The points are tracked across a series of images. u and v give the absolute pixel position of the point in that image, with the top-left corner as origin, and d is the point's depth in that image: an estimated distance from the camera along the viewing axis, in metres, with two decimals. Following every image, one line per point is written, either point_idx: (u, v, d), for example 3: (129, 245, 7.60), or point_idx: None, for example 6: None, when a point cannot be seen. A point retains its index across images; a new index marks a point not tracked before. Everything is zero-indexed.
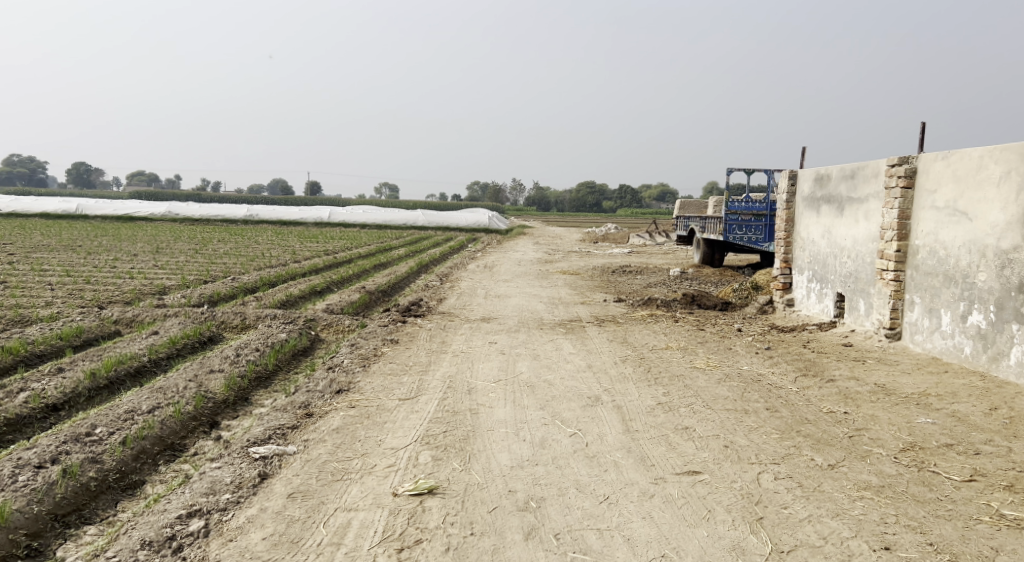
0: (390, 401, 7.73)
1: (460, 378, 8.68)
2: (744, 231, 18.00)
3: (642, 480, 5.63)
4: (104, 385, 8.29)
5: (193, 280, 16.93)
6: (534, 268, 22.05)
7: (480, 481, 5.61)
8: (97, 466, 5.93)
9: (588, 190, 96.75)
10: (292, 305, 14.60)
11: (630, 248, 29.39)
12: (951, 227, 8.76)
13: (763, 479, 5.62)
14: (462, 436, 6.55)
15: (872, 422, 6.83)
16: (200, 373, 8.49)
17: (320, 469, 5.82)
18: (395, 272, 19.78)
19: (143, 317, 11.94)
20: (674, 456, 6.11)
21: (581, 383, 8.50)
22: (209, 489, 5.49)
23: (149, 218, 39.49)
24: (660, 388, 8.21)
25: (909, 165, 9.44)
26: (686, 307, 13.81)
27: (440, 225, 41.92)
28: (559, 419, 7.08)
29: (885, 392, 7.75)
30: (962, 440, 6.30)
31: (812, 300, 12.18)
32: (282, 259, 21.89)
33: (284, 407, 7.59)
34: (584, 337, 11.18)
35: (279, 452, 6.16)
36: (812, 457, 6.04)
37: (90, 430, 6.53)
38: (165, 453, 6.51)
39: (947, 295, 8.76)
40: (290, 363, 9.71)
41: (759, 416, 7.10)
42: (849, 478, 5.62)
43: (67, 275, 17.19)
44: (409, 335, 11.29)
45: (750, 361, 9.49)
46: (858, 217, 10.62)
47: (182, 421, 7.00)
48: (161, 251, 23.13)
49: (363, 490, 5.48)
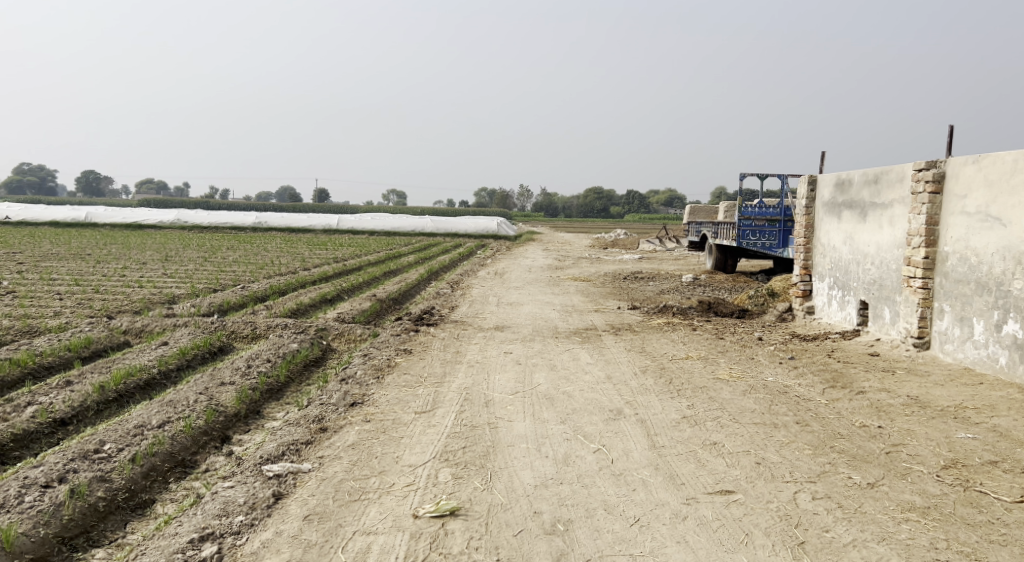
0: (405, 415, 7.48)
1: (476, 390, 8.44)
2: (758, 236, 17.64)
3: (673, 500, 5.37)
4: (112, 398, 8.07)
5: (202, 289, 16.74)
6: (545, 275, 21.80)
7: (504, 501, 5.37)
8: (106, 485, 5.70)
9: (597, 196, 96.48)
10: (303, 314, 14.41)
11: (641, 254, 29.06)
12: (984, 234, 8.49)
13: (800, 499, 5.36)
14: (482, 453, 6.31)
15: (909, 437, 6.56)
16: (211, 386, 8.26)
17: (336, 489, 5.57)
18: (406, 279, 19.52)
19: (153, 327, 11.73)
20: (704, 474, 5.84)
21: (601, 394, 8.25)
22: (222, 511, 5.27)
23: (158, 226, 39.37)
24: (684, 400, 7.95)
25: (937, 170, 9.17)
26: (703, 314, 13.55)
27: (449, 232, 41.69)
28: (581, 434, 6.83)
29: (919, 404, 7.46)
30: (1006, 457, 6.02)
31: (833, 308, 11.91)
32: (292, 267, 21.69)
33: (297, 421, 7.36)
34: (601, 347, 10.92)
35: (293, 470, 5.92)
36: (850, 475, 5.77)
37: (99, 447, 6.30)
38: (176, 470, 6.28)
39: (980, 303, 8.49)
40: (302, 375, 9.49)
41: (790, 431, 6.84)
42: (892, 499, 5.35)
43: (76, 284, 17.01)
44: (422, 345, 11.07)
45: (774, 372, 9.22)
46: (882, 223, 10.36)
47: (193, 436, 6.78)
48: (170, 259, 22.97)
49: (382, 511, 5.24)
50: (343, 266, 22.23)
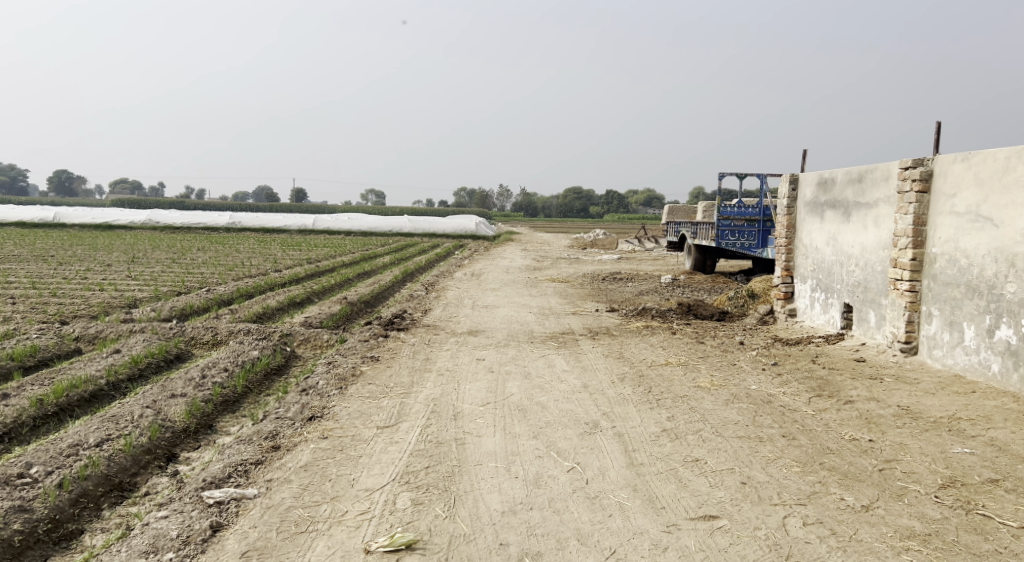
0: (367, 430, 6.97)
1: (444, 401, 7.96)
2: (736, 236, 17.19)
3: (652, 528, 5.00)
4: (52, 412, 7.52)
5: (166, 292, 16.11)
6: (522, 275, 21.35)
7: (467, 531, 4.97)
8: (25, 516, 5.24)
9: (576, 195, 96.20)
10: (269, 318, 13.85)
11: (618, 254, 28.60)
12: (974, 234, 8.13)
13: (789, 525, 5.00)
14: (447, 474, 5.82)
15: (902, 452, 6.15)
16: (159, 399, 7.68)
17: (281, 519, 5.14)
18: (378, 281, 18.96)
19: (107, 334, 11.10)
20: (686, 497, 5.40)
21: (577, 405, 7.78)
22: (151, 547, 4.90)
23: (129, 227, 38.49)
24: (664, 412, 7.49)
25: (924, 168, 8.79)
26: (683, 317, 13.13)
27: (426, 232, 41.08)
28: (554, 450, 6.38)
29: (911, 416, 7.06)
30: (1008, 475, 5.63)
31: (816, 311, 11.52)
32: (262, 268, 21.06)
33: (249, 438, 6.82)
34: (578, 353, 10.44)
35: (236, 495, 5.45)
36: (842, 496, 5.36)
37: (24, 470, 5.75)
38: (110, 494, 5.76)
39: (970, 307, 8.13)
40: (262, 385, 8.94)
41: (776, 445, 6.41)
42: (888, 524, 5.00)
43: (33, 287, 16.32)
44: (391, 351, 10.58)
45: (757, 380, 8.79)
46: (866, 223, 9.99)
47: (133, 455, 6.23)
48: (137, 261, 22.30)
49: (330, 545, 4.85)
50: (315, 267, 21.65)
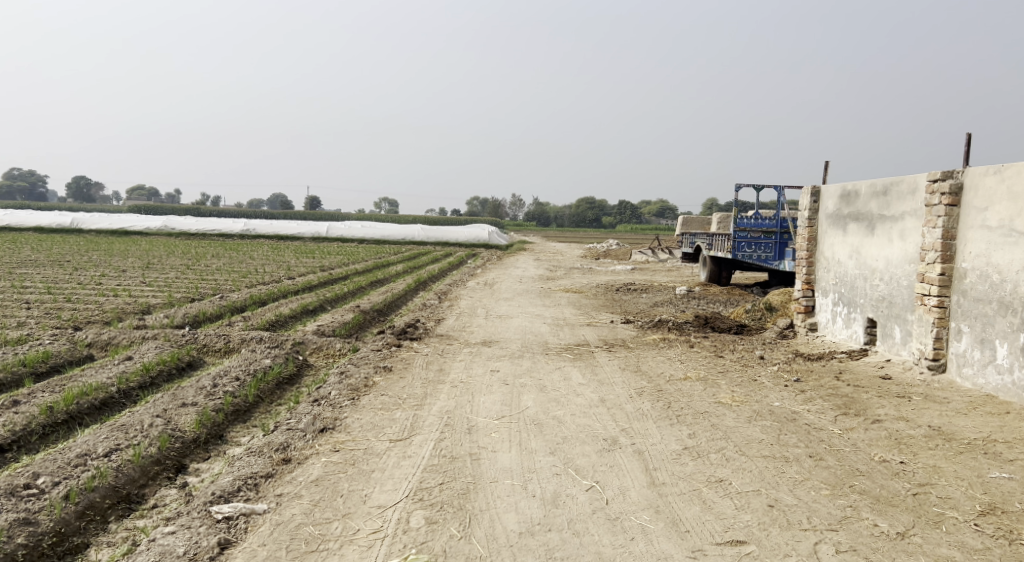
0: (379, 443, 6.78)
1: (458, 414, 7.75)
2: (753, 247, 16.91)
3: (677, 553, 4.80)
4: (62, 420, 7.38)
5: (179, 298, 15.98)
6: (536, 285, 21.11)
7: (484, 554, 4.79)
8: (29, 529, 5.09)
9: (589, 206, 95.86)
10: (281, 326, 13.69)
11: (633, 265, 28.33)
12: (1006, 250, 7.88)
13: (821, 553, 4.81)
14: (461, 491, 5.62)
15: (935, 474, 5.92)
16: (170, 407, 7.52)
17: (291, 537, 4.98)
18: (392, 289, 18.78)
19: (120, 340, 10.98)
20: (711, 519, 5.19)
21: (595, 421, 7.56)
22: None
23: (144, 232, 38.56)
24: (684, 428, 7.27)
25: (954, 181, 8.55)
26: (700, 330, 12.87)
27: (440, 241, 40.89)
28: (572, 467, 6.17)
29: (943, 437, 6.82)
30: None
31: (839, 326, 11.24)
32: (276, 275, 20.92)
33: (259, 450, 6.64)
34: (594, 365, 10.21)
35: (245, 511, 5.27)
36: (876, 522, 5.14)
37: (30, 481, 5.60)
38: (117, 507, 5.59)
39: (1002, 325, 7.88)
40: (274, 394, 8.76)
41: (803, 466, 6.18)
42: (927, 554, 4.82)
43: (47, 292, 16.23)
44: (404, 361, 10.38)
45: (780, 396, 8.54)
46: (892, 236, 9.74)
47: (142, 466, 6.05)
48: (152, 266, 22.25)
49: None
50: (329, 274, 21.49)
